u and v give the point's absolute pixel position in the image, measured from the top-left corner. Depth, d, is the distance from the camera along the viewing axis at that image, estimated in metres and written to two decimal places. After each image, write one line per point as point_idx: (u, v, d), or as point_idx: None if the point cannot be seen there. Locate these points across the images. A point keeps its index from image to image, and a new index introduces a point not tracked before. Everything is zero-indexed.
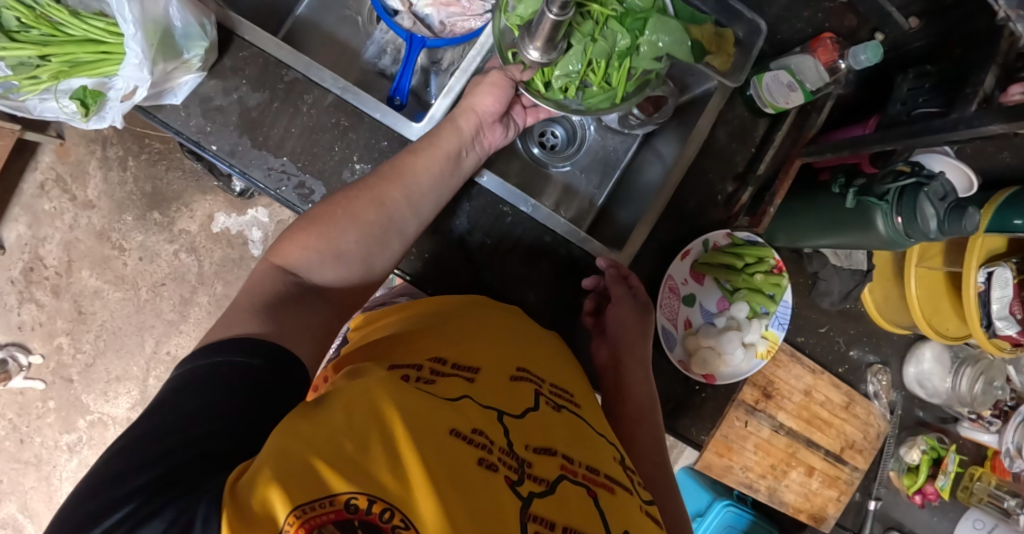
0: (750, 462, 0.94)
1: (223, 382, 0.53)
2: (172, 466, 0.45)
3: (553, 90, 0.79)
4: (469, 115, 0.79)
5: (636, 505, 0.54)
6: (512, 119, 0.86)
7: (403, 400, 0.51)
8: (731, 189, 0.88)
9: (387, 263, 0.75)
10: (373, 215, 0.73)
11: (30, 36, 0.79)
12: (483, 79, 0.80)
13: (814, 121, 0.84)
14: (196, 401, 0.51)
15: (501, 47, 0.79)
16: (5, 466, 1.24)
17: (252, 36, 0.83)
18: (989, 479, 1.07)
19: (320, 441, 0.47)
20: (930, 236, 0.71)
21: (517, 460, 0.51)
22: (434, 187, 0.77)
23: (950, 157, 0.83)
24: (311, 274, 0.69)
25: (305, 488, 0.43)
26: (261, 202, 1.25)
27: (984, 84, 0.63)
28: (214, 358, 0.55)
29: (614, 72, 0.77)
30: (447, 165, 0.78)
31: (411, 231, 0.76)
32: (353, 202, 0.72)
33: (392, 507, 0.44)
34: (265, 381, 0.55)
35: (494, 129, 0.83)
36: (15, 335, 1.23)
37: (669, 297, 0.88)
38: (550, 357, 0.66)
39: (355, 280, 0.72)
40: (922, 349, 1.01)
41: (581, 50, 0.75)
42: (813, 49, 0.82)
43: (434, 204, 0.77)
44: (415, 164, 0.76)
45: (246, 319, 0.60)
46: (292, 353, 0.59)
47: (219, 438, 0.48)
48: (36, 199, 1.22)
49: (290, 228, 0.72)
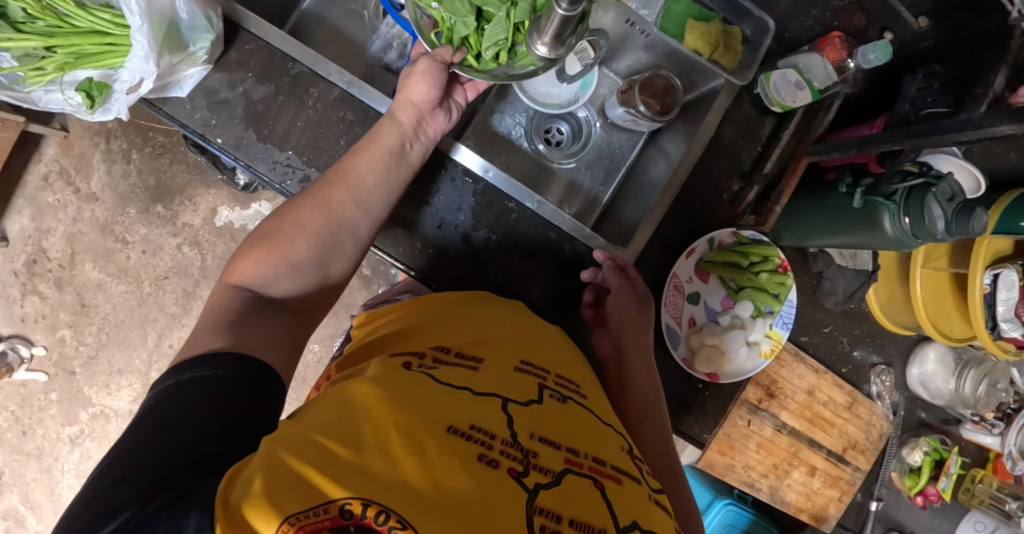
0: (752, 461, 0.94)
1: (193, 396, 0.52)
2: (160, 474, 0.46)
3: (484, 61, 0.77)
4: (406, 108, 0.76)
5: (645, 494, 0.54)
6: (453, 101, 0.83)
7: (398, 398, 0.51)
8: (736, 188, 0.89)
9: (345, 265, 0.73)
10: (321, 221, 0.71)
11: (35, 27, 0.79)
12: (413, 68, 0.76)
13: (821, 120, 0.83)
14: (168, 415, 0.51)
15: (423, 32, 0.75)
16: (6, 458, 1.24)
17: (258, 28, 0.82)
18: (991, 481, 1.07)
19: (313, 447, 0.47)
20: (937, 237, 0.71)
21: (521, 451, 0.51)
22: (381, 183, 0.75)
23: (958, 157, 0.82)
24: (270, 285, 0.67)
25: (299, 496, 0.43)
26: (264, 196, 1.25)
27: (994, 84, 0.64)
28: (182, 376, 0.54)
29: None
30: (391, 161, 0.75)
31: (364, 231, 0.74)
32: (299, 210, 0.71)
33: (388, 509, 0.44)
34: (240, 387, 0.55)
35: (434, 116, 0.80)
36: (17, 328, 1.23)
37: (673, 295, 0.88)
38: (554, 349, 0.66)
39: (315, 287, 0.70)
40: (926, 349, 1.01)
41: (503, 16, 0.72)
42: (822, 47, 0.82)
43: (384, 201, 0.75)
44: (357, 164, 0.74)
45: (211, 336, 0.59)
46: (262, 362, 0.58)
47: (199, 444, 0.48)
48: (39, 192, 1.22)
49: (241, 248, 0.70)
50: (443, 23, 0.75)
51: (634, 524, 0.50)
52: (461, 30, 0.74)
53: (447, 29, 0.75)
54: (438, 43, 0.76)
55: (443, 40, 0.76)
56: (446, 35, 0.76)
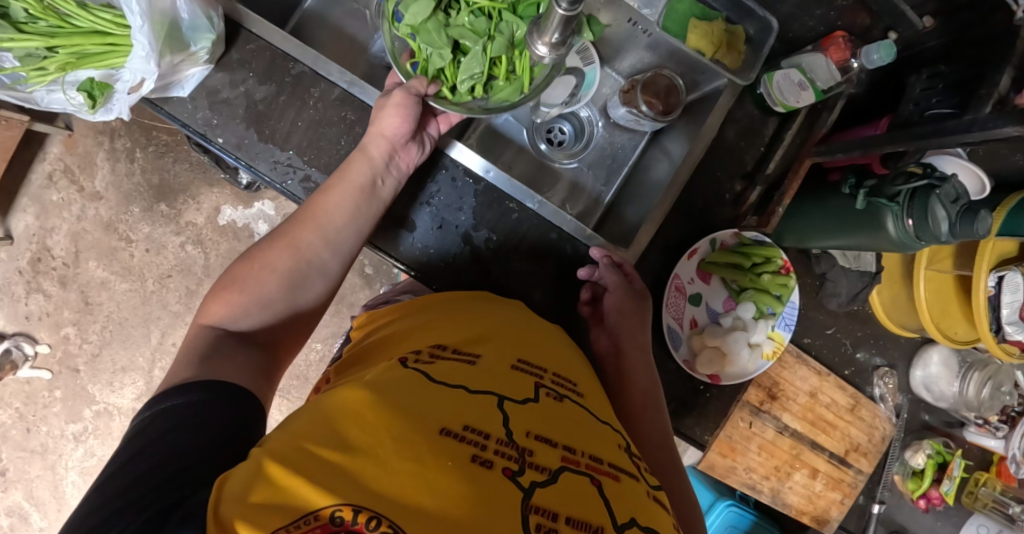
0: (754, 463, 0.93)
1: (172, 420, 0.55)
2: (143, 492, 0.49)
3: (459, 94, 0.78)
4: (378, 141, 0.76)
5: (643, 490, 0.53)
6: (427, 133, 0.81)
7: (390, 400, 0.51)
8: (739, 188, 0.88)
9: (316, 301, 0.74)
10: (288, 262, 0.71)
11: (37, 27, 0.79)
12: (387, 100, 0.76)
13: (824, 121, 0.83)
14: (147, 440, 0.53)
15: (398, 62, 0.76)
16: (10, 454, 1.25)
17: (259, 28, 0.82)
18: (994, 485, 1.06)
19: (302, 455, 0.47)
20: (940, 239, 0.70)
21: (517, 449, 0.51)
22: (350, 221, 0.75)
23: (963, 159, 0.82)
24: (239, 325, 0.68)
25: (289, 507, 0.44)
26: (267, 195, 1.25)
27: (999, 85, 0.63)
28: (159, 406, 0.56)
29: (516, 62, 0.78)
30: (361, 199, 0.75)
31: (334, 270, 0.74)
32: (267, 252, 0.72)
33: (379, 515, 0.44)
34: (217, 408, 0.57)
35: (408, 148, 0.78)
36: (21, 325, 1.23)
37: (675, 296, 0.87)
38: (550, 347, 0.66)
39: (288, 324, 0.71)
40: (930, 352, 1.00)
41: (480, 50, 0.74)
42: (826, 47, 0.81)
43: (354, 238, 0.75)
44: (326, 203, 0.74)
45: (182, 373, 0.61)
46: (232, 384, 0.60)
47: (178, 462, 0.51)
48: (44, 190, 1.22)
49: (212, 291, 0.71)
50: (419, 53, 0.76)
51: (632, 521, 0.50)
52: (437, 63, 0.75)
53: (424, 59, 0.76)
54: (413, 74, 0.77)
55: (419, 70, 0.77)
56: (423, 66, 0.77)
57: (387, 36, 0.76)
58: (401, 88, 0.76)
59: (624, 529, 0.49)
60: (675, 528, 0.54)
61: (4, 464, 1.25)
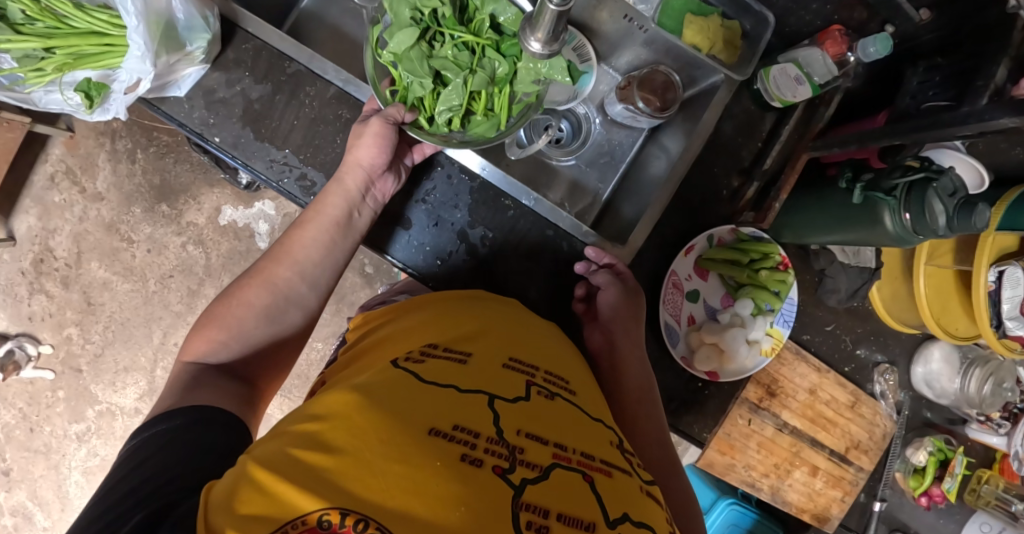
0: (753, 460, 0.93)
1: (156, 444, 0.55)
2: (123, 512, 0.49)
3: (437, 125, 0.79)
4: (355, 172, 0.75)
5: (636, 486, 0.53)
6: (403, 164, 0.80)
7: (379, 402, 0.51)
8: (736, 184, 0.88)
9: (297, 333, 0.74)
10: (267, 298, 0.71)
11: (35, 29, 0.80)
12: (365, 128, 0.76)
13: (822, 115, 0.83)
14: (130, 466, 0.53)
15: (378, 89, 0.78)
16: (15, 454, 1.26)
17: (255, 28, 0.83)
18: (997, 482, 1.05)
19: (290, 458, 0.47)
20: (938, 233, 0.69)
21: (507, 447, 0.50)
22: (327, 255, 0.75)
23: (962, 152, 0.81)
24: (220, 359, 0.68)
25: (276, 512, 0.43)
26: (267, 195, 1.25)
27: (995, 77, 0.62)
28: (143, 433, 0.57)
29: (495, 99, 0.80)
30: (337, 232, 0.75)
31: (312, 304, 0.74)
32: (243, 290, 0.71)
33: (368, 518, 0.44)
34: (201, 430, 0.57)
35: (384, 179, 0.78)
36: (24, 326, 1.24)
37: (672, 293, 0.87)
38: (543, 346, 0.65)
39: (270, 354, 0.72)
40: (931, 349, 0.99)
41: (460, 83, 0.76)
42: (822, 41, 0.81)
43: (330, 271, 0.76)
44: (302, 237, 0.74)
45: (160, 407, 0.61)
46: (214, 408, 0.61)
47: (159, 480, 0.51)
48: (46, 192, 1.23)
49: (192, 329, 0.71)
50: (400, 81, 0.77)
51: (625, 516, 0.49)
52: (418, 91, 0.76)
53: (404, 88, 0.77)
54: (392, 100, 0.78)
55: (398, 98, 0.78)
56: (402, 94, 0.78)
57: (371, 62, 0.78)
58: (378, 116, 0.76)
59: (616, 525, 0.49)
60: (669, 523, 0.54)
61: (8, 463, 1.26)
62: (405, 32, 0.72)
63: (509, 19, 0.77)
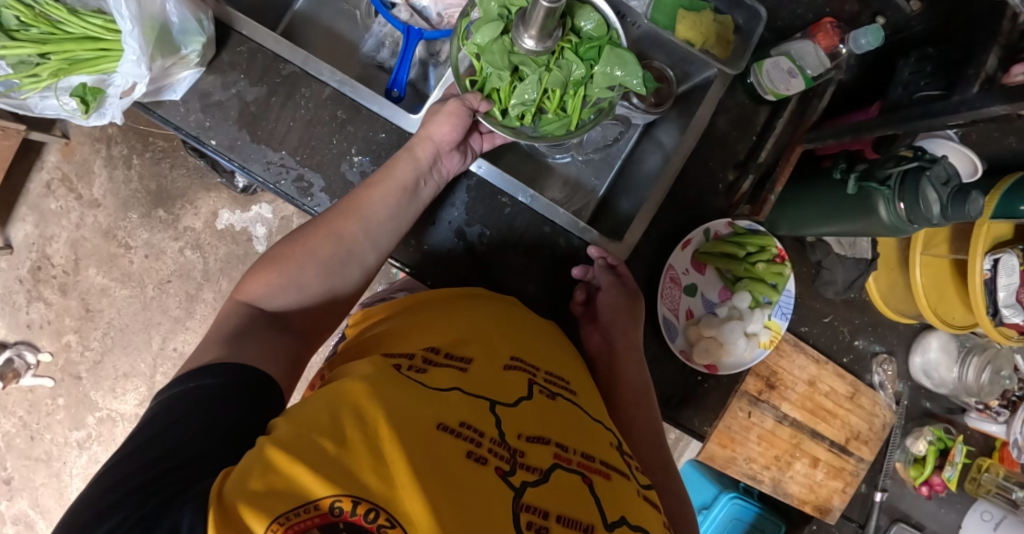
0: (754, 453, 0.93)
1: (192, 405, 0.54)
2: (151, 477, 0.47)
3: (509, 118, 0.78)
4: (425, 144, 0.77)
5: (635, 490, 0.54)
6: (470, 147, 0.83)
7: (388, 396, 0.51)
8: (732, 178, 0.88)
9: (352, 288, 0.74)
10: (331, 250, 0.72)
11: (29, 35, 0.80)
12: (442, 107, 0.77)
13: (815, 107, 0.84)
14: (163, 425, 0.52)
15: (457, 77, 0.79)
16: (15, 463, 1.25)
17: (249, 30, 0.83)
18: (997, 470, 1.06)
19: (302, 444, 0.47)
20: (933, 221, 0.69)
21: (509, 450, 0.51)
22: (391, 217, 0.76)
23: (954, 141, 0.81)
24: (276, 306, 0.69)
25: (287, 495, 0.43)
26: (264, 198, 1.25)
27: (987, 64, 0.62)
28: (188, 384, 0.56)
29: (569, 99, 0.77)
30: (403, 197, 0.76)
31: (371, 262, 0.75)
32: (310, 238, 0.72)
33: (378, 507, 0.44)
34: (240, 395, 0.56)
35: (451, 156, 0.80)
36: (22, 334, 1.24)
37: (670, 287, 0.87)
38: (543, 347, 0.66)
39: (322, 306, 0.72)
40: (928, 338, 1.00)
41: (536, 79, 0.74)
42: (814, 34, 0.81)
43: (392, 234, 0.76)
44: (371, 196, 0.74)
45: (212, 351, 0.61)
46: (259, 371, 0.60)
47: (196, 446, 0.50)
48: (42, 199, 1.23)
49: (252, 268, 0.71)
50: (480, 72, 0.77)
51: (623, 519, 0.50)
52: (495, 82, 0.76)
53: (482, 77, 0.77)
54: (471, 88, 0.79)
55: (476, 88, 0.78)
56: (479, 83, 0.78)
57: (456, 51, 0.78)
58: (457, 98, 0.78)
59: (614, 527, 0.49)
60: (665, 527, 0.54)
61: (9, 472, 1.25)
62: (489, 25, 0.72)
63: (592, 26, 0.75)
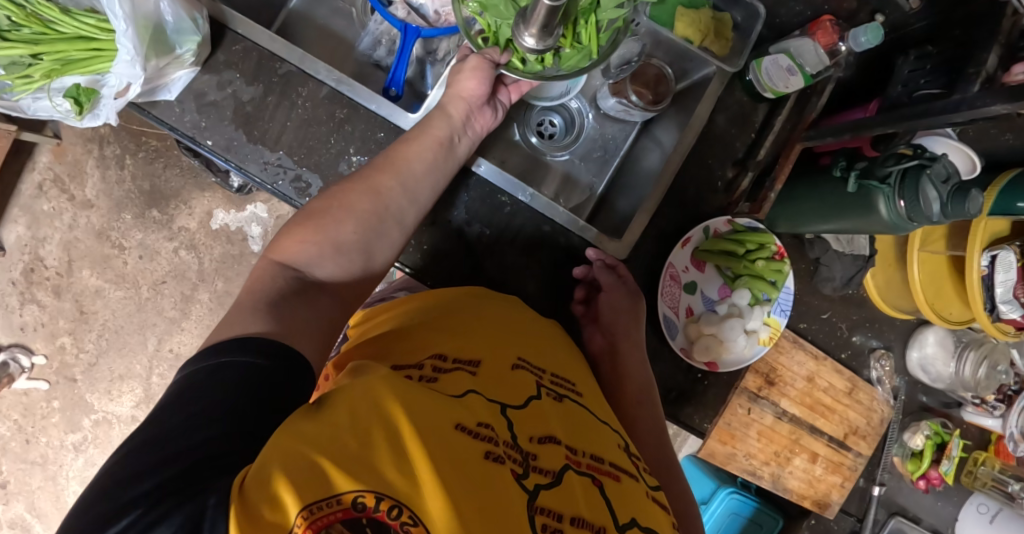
0: (753, 449, 0.94)
1: (222, 386, 0.52)
2: (182, 466, 0.45)
3: (530, 63, 0.78)
4: (457, 102, 0.80)
5: (643, 492, 0.55)
6: (499, 101, 0.86)
7: (406, 393, 0.51)
8: (731, 175, 0.88)
9: (388, 254, 0.74)
10: (369, 205, 0.71)
11: (21, 35, 0.79)
12: (465, 65, 0.80)
13: (814, 105, 0.83)
14: (196, 404, 0.50)
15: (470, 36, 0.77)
16: (11, 466, 1.24)
17: (244, 28, 0.82)
18: (992, 463, 1.08)
19: (323, 440, 0.46)
20: (933, 220, 0.70)
21: (521, 452, 0.51)
22: (428, 171, 0.76)
23: (952, 139, 0.82)
24: (311, 267, 0.68)
25: (311, 486, 0.43)
26: (258, 198, 1.25)
27: (987, 63, 0.62)
28: (221, 358, 0.54)
29: (582, 30, 0.75)
30: (439, 152, 0.77)
31: (408, 220, 0.75)
32: (347, 194, 0.72)
33: (400, 504, 0.44)
34: (274, 380, 0.54)
35: (482, 112, 0.83)
36: (17, 337, 1.23)
37: (670, 285, 0.87)
38: (550, 350, 0.66)
39: (358, 273, 0.71)
40: (925, 333, 1.01)
41: None
42: (813, 31, 0.81)
43: (429, 190, 0.76)
44: (406, 153, 0.75)
45: (246, 318, 0.60)
46: (298, 354, 0.59)
47: (231, 432, 0.48)
48: (34, 200, 1.21)
49: (286, 225, 0.70)
50: (489, 27, 0.77)
51: (633, 521, 0.51)
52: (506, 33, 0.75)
53: (493, 31, 0.77)
54: (485, 45, 0.78)
55: (491, 42, 0.78)
56: (492, 38, 0.77)
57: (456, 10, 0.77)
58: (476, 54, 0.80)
59: (625, 529, 0.50)
60: (673, 528, 0.55)
61: (4, 476, 1.24)
62: None
63: None
